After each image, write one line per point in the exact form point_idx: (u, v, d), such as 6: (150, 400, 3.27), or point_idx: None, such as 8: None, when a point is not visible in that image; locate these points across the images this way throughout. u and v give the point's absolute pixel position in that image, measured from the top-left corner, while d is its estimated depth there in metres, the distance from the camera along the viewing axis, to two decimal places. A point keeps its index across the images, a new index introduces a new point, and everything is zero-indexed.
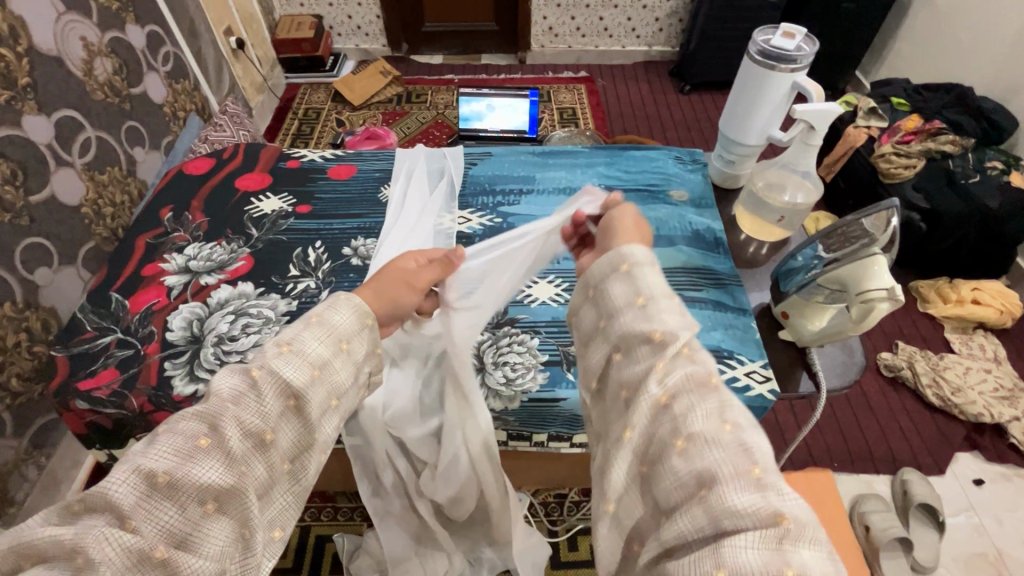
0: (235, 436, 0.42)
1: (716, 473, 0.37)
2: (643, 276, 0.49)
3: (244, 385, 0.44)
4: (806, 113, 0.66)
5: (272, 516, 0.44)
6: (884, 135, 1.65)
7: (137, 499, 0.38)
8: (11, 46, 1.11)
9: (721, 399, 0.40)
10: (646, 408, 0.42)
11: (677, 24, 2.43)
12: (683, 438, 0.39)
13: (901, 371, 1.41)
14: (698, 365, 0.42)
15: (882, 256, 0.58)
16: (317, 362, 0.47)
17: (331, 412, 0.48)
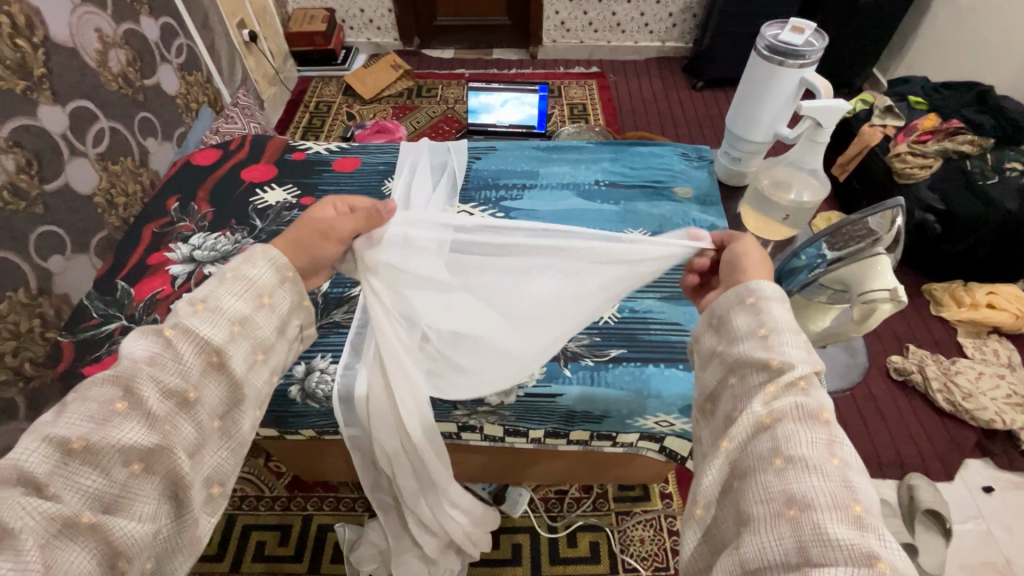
0: (152, 397, 0.45)
1: (808, 498, 0.35)
2: (770, 311, 0.47)
3: (159, 347, 0.47)
4: (813, 109, 0.66)
5: (206, 474, 0.49)
6: (900, 134, 1.61)
7: (51, 469, 0.40)
8: (28, 37, 1.13)
9: (830, 432, 0.39)
10: (747, 423, 0.41)
11: (691, 20, 2.40)
12: (783, 458, 0.38)
13: (911, 375, 1.39)
14: (810, 399, 0.41)
15: (885, 256, 0.58)
16: (236, 317, 0.52)
17: (258, 364, 0.53)
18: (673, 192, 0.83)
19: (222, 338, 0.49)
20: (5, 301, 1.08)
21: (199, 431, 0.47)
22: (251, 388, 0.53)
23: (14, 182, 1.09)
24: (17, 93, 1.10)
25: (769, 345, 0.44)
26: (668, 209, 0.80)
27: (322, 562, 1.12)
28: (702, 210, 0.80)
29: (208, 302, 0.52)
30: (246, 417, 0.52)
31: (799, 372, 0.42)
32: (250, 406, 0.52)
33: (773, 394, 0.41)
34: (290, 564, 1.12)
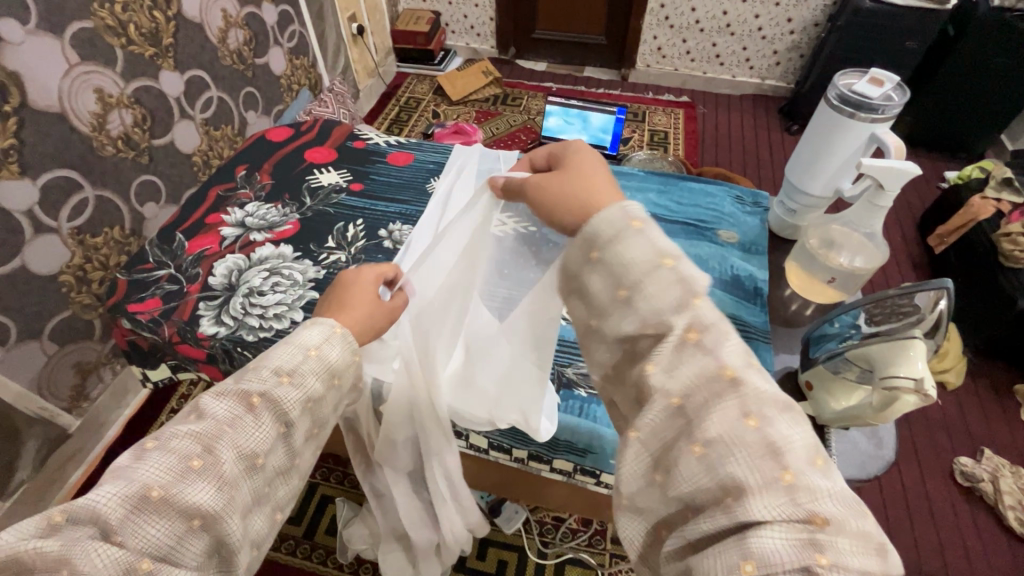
0: (228, 458, 0.44)
1: (742, 483, 0.32)
2: (622, 244, 0.43)
3: (242, 409, 0.46)
4: (875, 169, 0.60)
5: (258, 534, 0.47)
6: (1014, 212, 1.42)
7: (123, 516, 0.39)
8: (163, 10, 1.28)
9: (740, 394, 0.35)
10: (659, 410, 0.37)
11: (797, 60, 2.27)
12: (700, 445, 0.34)
13: (980, 483, 1.22)
14: (711, 357, 0.37)
15: (921, 341, 0.54)
16: (311, 396, 0.51)
17: (312, 438, 0.53)
18: (716, 235, 0.79)
19: (298, 412, 0.49)
20: (101, 235, 1.22)
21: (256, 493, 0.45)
22: (302, 459, 0.52)
23: (128, 134, 1.24)
24: (144, 58, 1.25)
25: (639, 304, 0.41)
26: (706, 251, 0.77)
27: (317, 531, 1.16)
28: (743, 258, 0.76)
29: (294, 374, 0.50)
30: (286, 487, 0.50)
31: (683, 324, 0.38)
32: (301, 474, 0.53)
33: (672, 364, 0.38)
34: (288, 525, 1.17)
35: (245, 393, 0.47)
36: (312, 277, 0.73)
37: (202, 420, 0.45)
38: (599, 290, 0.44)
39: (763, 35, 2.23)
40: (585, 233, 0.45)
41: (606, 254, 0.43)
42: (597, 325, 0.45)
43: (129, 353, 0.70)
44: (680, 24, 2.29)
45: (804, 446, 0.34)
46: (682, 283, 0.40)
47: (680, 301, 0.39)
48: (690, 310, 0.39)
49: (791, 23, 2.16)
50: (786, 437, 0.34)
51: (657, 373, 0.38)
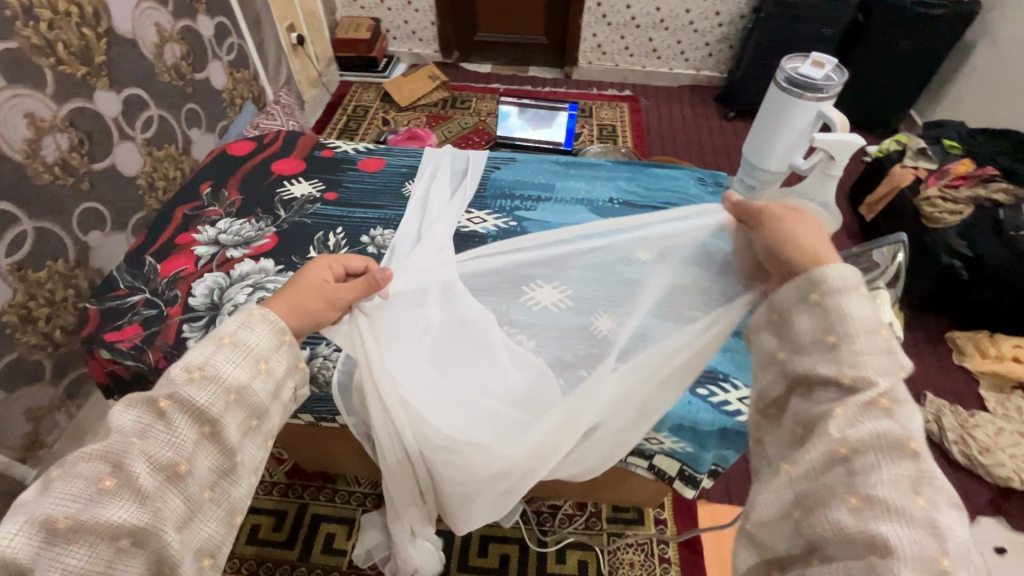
0: (143, 472, 0.45)
1: (893, 546, 0.39)
2: (843, 298, 0.49)
3: (151, 418, 0.47)
4: (825, 142, 0.67)
5: (199, 544, 0.49)
6: (930, 177, 1.60)
7: (34, 550, 0.41)
8: (93, 26, 1.21)
9: (918, 468, 0.43)
10: (822, 451, 0.46)
11: (727, 50, 2.41)
12: (859, 498, 0.42)
13: (926, 424, 1.34)
14: (895, 423, 0.44)
15: (882, 293, 0.60)
16: (233, 385, 0.51)
17: (251, 431, 0.53)
18: None
19: (217, 407, 0.49)
20: (44, 269, 1.14)
21: (188, 504, 0.47)
22: (246, 453, 0.52)
23: (65, 160, 1.17)
24: (77, 77, 1.18)
25: (845, 355, 0.48)
26: None
27: (312, 551, 1.14)
28: None
29: (206, 368, 0.50)
30: (240, 485, 0.52)
31: (879, 388, 0.46)
32: (246, 473, 0.53)
33: (854, 419, 0.45)
34: (281, 550, 1.14)
35: (151, 401, 0.48)
36: None
37: (109, 437, 0.46)
38: (805, 330, 0.51)
39: (695, 29, 2.35)
40: (812, 275, 0.51)
41: (827, 300, 0.50)
42: (788, 360, 0.52)
43: (109, 385, 0.67)
44: (617, 21, 2.38)
45: (964, 540, 0.40)
46: (889, 353, 0.47)
47: (886, 367, 0.47)
48: (891, 376, 0.46)
49: (719, 16, 2.29)
50: (948, 523, 0.40)
51: (840, 420, 0.46)
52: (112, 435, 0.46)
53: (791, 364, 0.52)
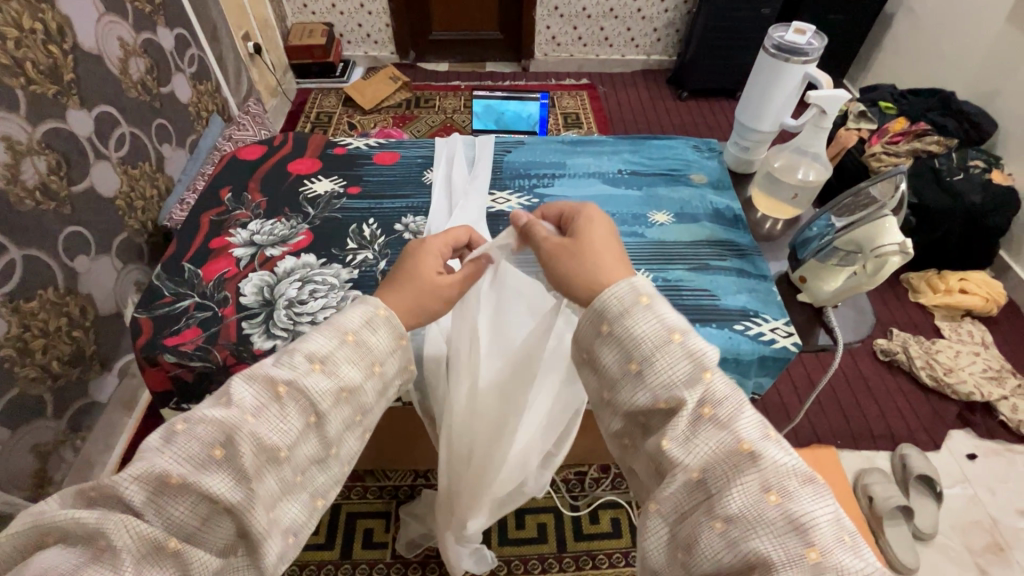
0: (248, 452, 0.46)
1: (767, 558, 0.37)
2: (630, 319, 0.46)
3: (267, 398, 0.49)
4: (818, 99, 0.75)
5: (288, 523, 0.49)
6: (873, 137, 1.79)
7: (146, 497, 0.43)
8: (59, 44, 1.16)
9: (760, 469, 0.40)
10: (679, 484, 0.42)
11: (674, 35, 2.54)
12: (722, 521, 0.39)
13: (896, 355, 1.50)
14: (726, 432, 0.42)
15: (891, 218, 0.68)
16: (347, 384, 0.52)
17: (354, 425, 0.54)
18: (690, 178, 0.92)
19: (329, 401, 0.50)
20: (35, 299, 1.09)
21: (282, 484, 0.48)
22: (342, 446, 0.54)
23: (45, 183, 1.12)
24: (49, 97, 1.13)
25: (650, 380, 0.44)
26: (687, 193, 0.89)
27: (353, 548, 1.15)
28: (717, 193, 0.89)
29: (327, 361, 0.52)
30: (324, 474, 0.52)
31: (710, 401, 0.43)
32: (336, 462, 0.54)
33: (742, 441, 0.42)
34: (322, 551, 1.14)
35: (271, 380, 0.49)
36: (347, 278, 0.74)
37: (228, 408, 0.47)
38: (612, 364, 0.47)
39: (643, 16, 2.47)
40: (593, 306, 0.48)
41: (615, 328, 0.47)
42: (610, 399, 0.48)
43: (173, 390, 0.68)
44: (569, 13, 2.46)
45: (828, 522, 0.38)
46: (691, 358, 0.44)
47: (689, 375, 0.43)
48: (700, 383, 0.43)
49: (664, 2, 2.42)
50: (807, 511, 0.38)
51: (674, 448, 0.42)
52: (230, 407, 0.47)
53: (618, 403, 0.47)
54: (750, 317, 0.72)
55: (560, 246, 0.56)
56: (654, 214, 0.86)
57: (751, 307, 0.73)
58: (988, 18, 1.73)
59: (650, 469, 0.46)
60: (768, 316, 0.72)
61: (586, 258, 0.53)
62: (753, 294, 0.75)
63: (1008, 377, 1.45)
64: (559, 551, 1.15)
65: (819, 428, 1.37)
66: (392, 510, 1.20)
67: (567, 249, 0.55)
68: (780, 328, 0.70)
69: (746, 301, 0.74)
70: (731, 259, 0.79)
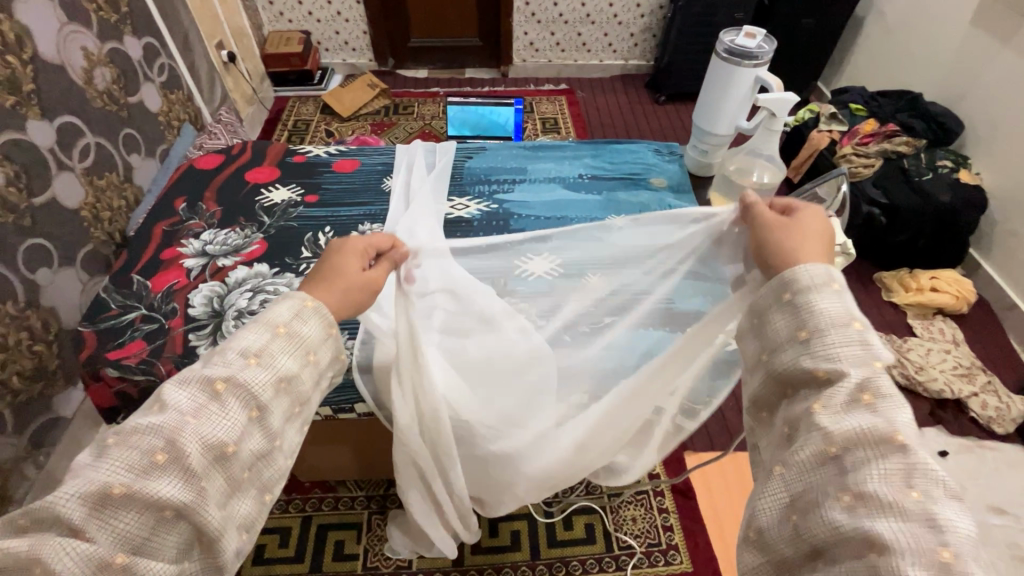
0: (194, 450, 0.44)
1: (886, 540, 0.37)
2: (817, 295, 0.48)
3: (206, 398, 0.47)
4: (767, 100, 0.81)
5: (243, 517, 0.48)
6: (844, 138, 1.82)
7: (86, 514, 0.41)
8: (17, 53, 1.09)
9: (909, 461, 0.40)
10: (811, 450, 0.43)
11: (651, 40, 2.57)
12: (852, 494, 0.40)
13: None
14: (881, 418, 0.42)
15: (835, 219, 0.72)
16: (284, 375, 0.51)
17: (294, 417, 0.52)
18: (650, 182, 0.96)
19: (268, 393, 0.49)
20: None
21: (231, 482, 0.47)
22: (285, 439, 0.52)
23: (4, 196, 1.04)
24: (6, 109, 1.06)
25: (817, 349, 0.46)
26: (646, 197, 0.94)
27: (323, 560, 1.13)
28: (676, 197, 0.93)
29: (263, 354, 0.51)
30: (277, 463, 0.51)
31: (860, 384, 0.43)
32: (284, 454, 0.52)
33: (841, 415, 0.43)
34: (292, 564, 1.13)
35: (208, 380, 0.47)
36: (298, 287, 0.77)
37: (165, 412, 0.45)
38: (780, 327, 0.50)
39: (619, 21, 2.49)
40: (783, 276, 0.51)
41: (798, 297, 0.49)
42: (767, 359, 0.50)
43: (115, 404, 0.70)
44: (547, 19, 2.48)
45: (969, 534, 0.37)
46: (864, 345, 0.45)
47: (858, 358, 0.45)
48: (870, 369, 0.44)
49: (640, 8, 2.44)
50: (949, 516, 0.37)
51: (825, 414, 0.43)
52: (167, 411, 0.45)
53: (773, 365, 0.49)
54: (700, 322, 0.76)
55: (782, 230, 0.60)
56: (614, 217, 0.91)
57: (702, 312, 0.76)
58: (953, 21, 1.75)
59: (780, 439, 0.48)
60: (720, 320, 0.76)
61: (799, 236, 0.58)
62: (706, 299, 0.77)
63: (977, 374, 1.47)
64: (532, 558, 1.14)
65: None
66: (364, 521, 1.18)
67: (783, 234, 0.59)
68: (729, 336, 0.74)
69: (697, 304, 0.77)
70: None
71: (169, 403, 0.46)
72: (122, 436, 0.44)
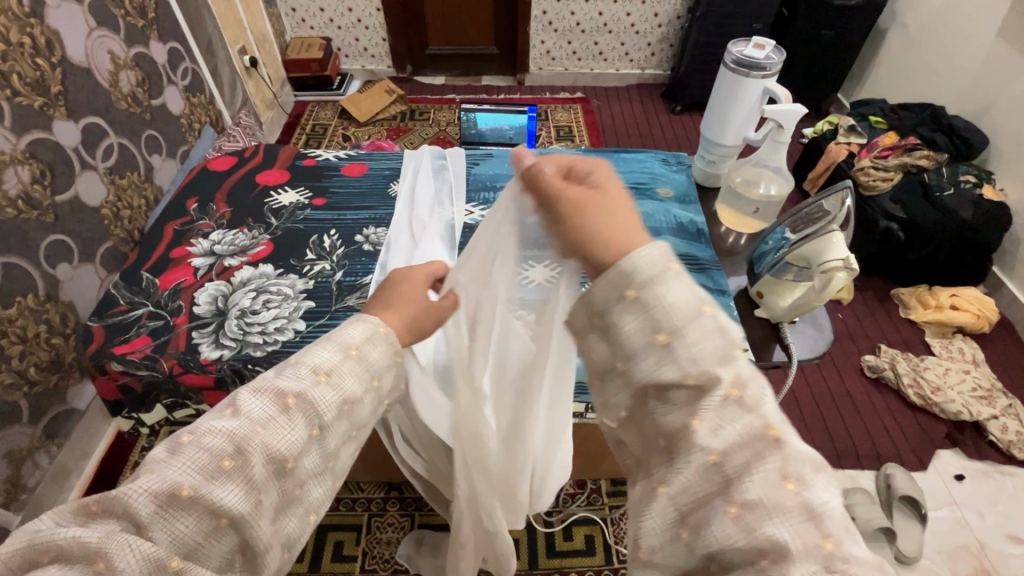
0: (259, 463, 0.44)
1: (785, 547, 0.32)
2: (662, 286, 0.39)
3: (275, 409, 0.46)
4: (775, 112, 0.82)
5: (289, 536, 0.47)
6: (863, 151, 1.78)
7: (154, 511, 0.40)
8: (46, 56, 1.12)
9: (784, 455, 0.35)
10: (694, 467, 0.36)
11: (668, 49, 2.56)
12: (738, 505, 0.34)
13: (884, 372, 1.47)
14: (754, 416, 0.36)
15: (838, 234, 0.71)
16: (350, 397, 0.50)
17: (349, 440, 0.51)
18: (656, 192, 0.99)
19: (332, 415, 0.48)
20: (13, 305, 1.05)
21: (285, 498, 0.46)
22: (338, 460, 0.51)
23: (28, 193, 1.07)
24: (34, 109, 1.08)
25: (681, 354, 0.38)
26: (651, 207, 0.96)
27: (323, 561, 1.14)
28: (681, 208, 0.96)
29: (333, 374, 0.49)
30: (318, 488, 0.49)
31: (727, 380, 0.37)
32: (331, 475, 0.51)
33: (718, 421, 0.37)
34: (290, 563, 1.13)
35: (281, 393, 0.46)
36: (301, 288, 0.79)
37: (237, 418, 0.45)
38: (633, 332, 0.40)
39: (637, 31, 2.48)
40: (619, 267, 0.40)
41: (645, 294, 0.39)
42: (623, 369, 0.41)
43: (121, 398, 0.73)
44: (564, 28, 2.49)
45: (842, 515, 0.34)
46: (722, 333, 0.38)
47: (722, 353, 0.38)
48: (734, 363, 0.38)
49: (658, 18, 2.43)
50: (825, 501, 0.34)
51: (703, 430, 0.36)
52: (240, 418, 0.44)
53: (632, 374, 0.40)
54: None
55: (576, 203, 0.46)
56: None
57: None
58: (978, 34, 1.72)
59: (658, 450, 0.40)
60: None
61: (604, 215, 0.44)
62: None
63: (998, 396, 1.42)
64: (530, 568, 1.13)
65: None
66: (364, 522, 1.19)
67: (581, 203, 0.46)
68: None
69: None
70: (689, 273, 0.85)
71: (243, 411, 0.45)
72: (203, 432, 0.43)
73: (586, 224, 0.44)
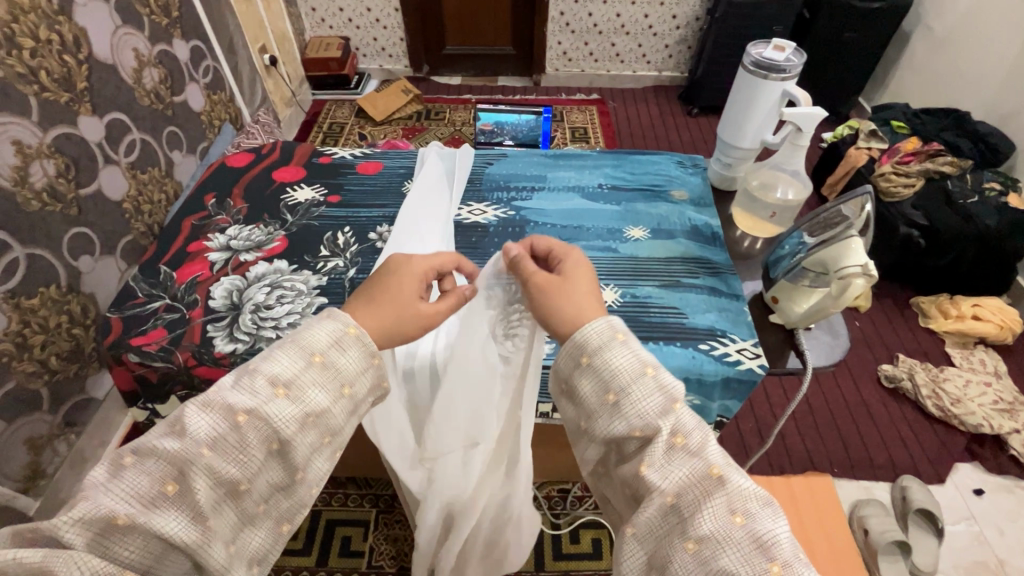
0: (203, 487, 0.43)
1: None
2: (608, 354, 0.48)
3: (226, 428, 0.45)
4: (794, 115, 0.80)
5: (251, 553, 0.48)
6: (883, 156, 1.75)
7: (90, 540, 0.40)
8: (73, 53, 1.14)
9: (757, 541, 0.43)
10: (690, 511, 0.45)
11: (686, 51, 2.54)
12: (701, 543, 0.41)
13: (901, 382, 1.44)
14: (698, 459, 0.42)
15: (858, 238, 0.70)
16: (289, 385, 0.48)
17: (323, 448, 0.49)
18: (670, 195, 0.98)
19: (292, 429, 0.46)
20: (36, 295, 1.07)
21: (243, 518, 0.47)
22: (309, 471, 0.50)
23: (53, 186, 1.09)
24: (61, 104, 1.11)
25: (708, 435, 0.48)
26: (666, 209, 0.96)
27: (330, 556, 1.15)
28: (696, 210, 0.95)
29: (292, 386, 0.48)
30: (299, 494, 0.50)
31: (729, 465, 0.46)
32: (306, 487, 0.50)
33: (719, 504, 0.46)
34: (298, 557, 1.14)
35: (231, 409, 0.45)
36: (315, 284, 0.80)
37: (182, 438, 0.44)
38: (589, 395, 0.48)
39: (654, 32, 2.47)
40: (574, 339, 0.50)
41: (595, 360, 0.48)
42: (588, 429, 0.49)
43: (135, 388, 0.74)
44: (581, 29, 2.48)
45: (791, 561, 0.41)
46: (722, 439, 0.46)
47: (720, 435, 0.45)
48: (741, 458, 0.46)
49: (676, 20, 2.41)
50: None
51: (651, 473, 0.43)
52: (183, 439, 0.44)
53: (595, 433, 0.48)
54: (716, 336, 0.76)
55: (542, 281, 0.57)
56: (630, 229, 0.93)
57: (718, 326, 0.77)
58: (1008, 38, 1.67)
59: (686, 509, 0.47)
60: (736, 336, 0.76)
61: (567, 292, 0.54)
62: (722, 314, 0.79)
63: (1020, 410, 1.38)
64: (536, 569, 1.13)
65: (816, 457, 1.31)
66: (371, 519, 1.20)
67: (550, 284, 0.56)
68: (748, 349, 0.74)
69: (716, 319, 0.78)
70: (703, 276, 0.84)
71: (187, 431, 0.44)
72: (141, 455, 0.44)
73: (551, 299, 0.55)
